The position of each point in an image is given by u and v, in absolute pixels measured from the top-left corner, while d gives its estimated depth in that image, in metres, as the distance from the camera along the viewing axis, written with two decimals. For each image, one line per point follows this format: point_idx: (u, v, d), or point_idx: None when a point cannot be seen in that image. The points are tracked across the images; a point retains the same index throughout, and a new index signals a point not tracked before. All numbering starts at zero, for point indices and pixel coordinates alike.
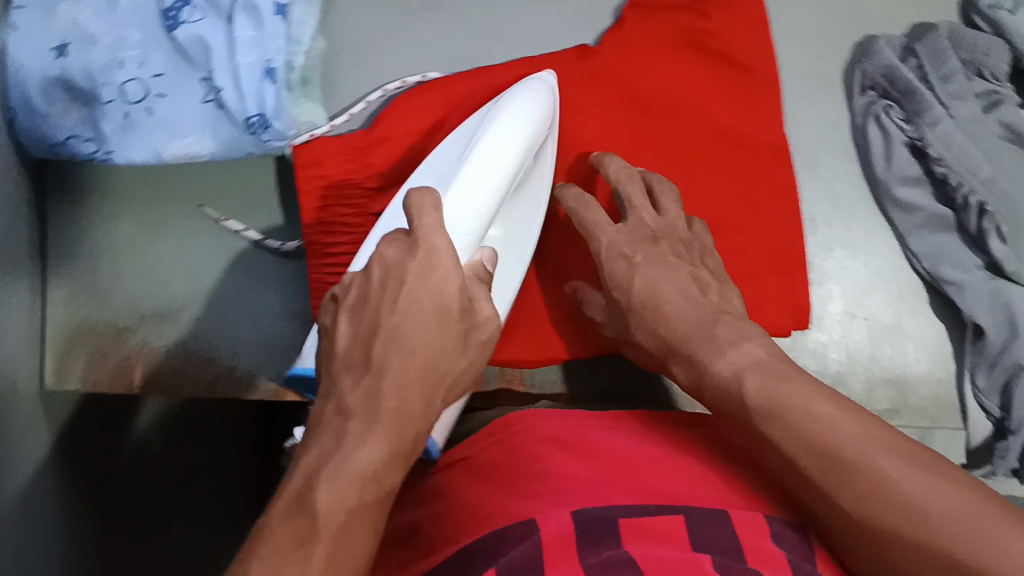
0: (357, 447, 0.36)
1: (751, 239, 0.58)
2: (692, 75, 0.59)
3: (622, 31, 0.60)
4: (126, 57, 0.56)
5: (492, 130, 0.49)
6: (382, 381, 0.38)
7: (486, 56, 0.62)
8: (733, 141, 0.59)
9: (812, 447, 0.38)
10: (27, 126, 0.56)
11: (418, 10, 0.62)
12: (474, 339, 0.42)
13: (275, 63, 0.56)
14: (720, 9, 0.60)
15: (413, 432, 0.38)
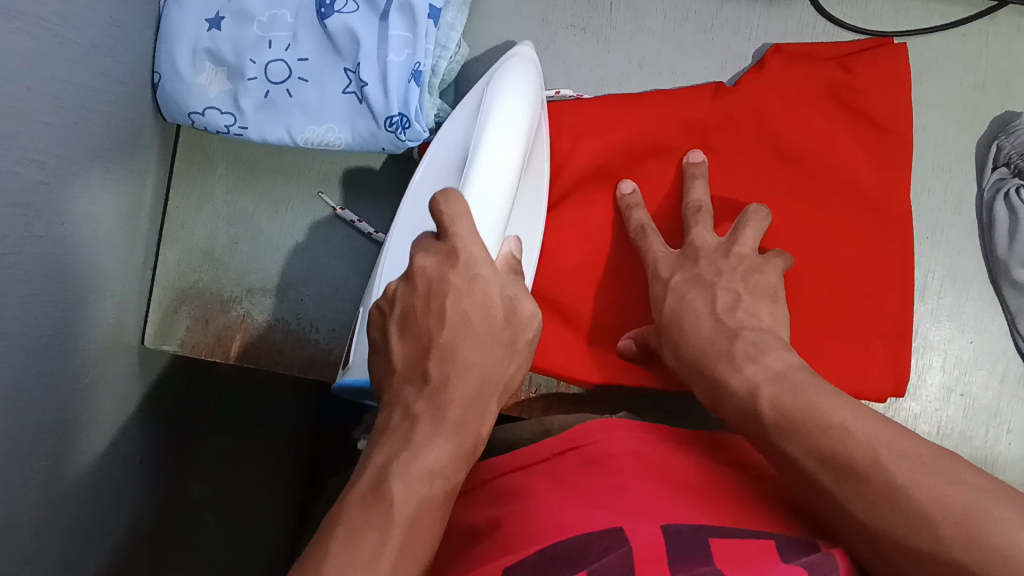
0: (425, 443, 0.37)
1: (863, 298, 0.59)
2: (828, 128, 0.60)
3: (764, 72, 0.60)
4: (275, 38, 0.58)
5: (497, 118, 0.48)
6: (444, 392, 0.39)
7: (622, 83, 0.62)
8: (860, 199, 0.60)
9: (824, 456, 0.39)
10: (170, 91, 0.58)
11: (562, 28, 0.62)
12: (519, 344, 0.43)
13: (423, 66, 0.56)
14: (868, 68, 0.60)
15: (471, 432, 0.40)
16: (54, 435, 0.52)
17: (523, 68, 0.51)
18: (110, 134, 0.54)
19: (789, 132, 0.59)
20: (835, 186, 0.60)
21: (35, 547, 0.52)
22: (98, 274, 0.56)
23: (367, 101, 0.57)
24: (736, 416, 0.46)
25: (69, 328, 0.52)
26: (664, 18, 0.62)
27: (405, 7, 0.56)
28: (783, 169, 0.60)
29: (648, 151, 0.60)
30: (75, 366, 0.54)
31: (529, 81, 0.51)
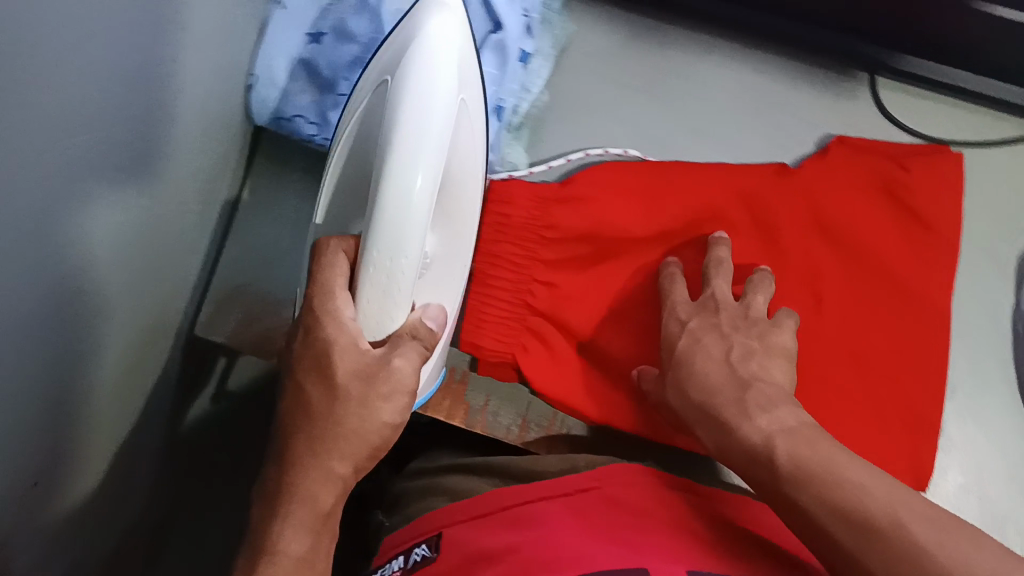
0: (275, 539, 0.40)
1: (893, 391, 0.60)
2: (877, 219, 0.62)
3: (825, 161, 0.63)
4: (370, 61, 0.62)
5: (408, 100, 0.36)
6: (295, 468, 0.41)
7: (689, 147, 0.65)
8: (900, 294, 0.61)
9: (837, 509, 0.38)
10: (261, 95, 0.61)
11: (635, 90, 0.66)
12: (380, 389, 0.42)
13: (505, 103, 0.60)
14: (923, 168, 0.63)
15: (324, 504, 0.41)
16: (120, 392, 0.53)
17: (432, 42, 0.38)
18: (218, 112, 0.56)
19: (843, 215, 0.62)
20: (879, 274, 0.61)
21: (77, 507, 0.51)
22: (180, 242, 0.56)
23: None
24: (744, 461, 0.46)
25: (150, 291, 0.53)
26: (733, 96, 0.66)
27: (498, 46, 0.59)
28: (831, 250, 0.62)
29: (704, 218, 0.62)
30: (149, 332, 0.55)
31: (442, 58, 0.38)
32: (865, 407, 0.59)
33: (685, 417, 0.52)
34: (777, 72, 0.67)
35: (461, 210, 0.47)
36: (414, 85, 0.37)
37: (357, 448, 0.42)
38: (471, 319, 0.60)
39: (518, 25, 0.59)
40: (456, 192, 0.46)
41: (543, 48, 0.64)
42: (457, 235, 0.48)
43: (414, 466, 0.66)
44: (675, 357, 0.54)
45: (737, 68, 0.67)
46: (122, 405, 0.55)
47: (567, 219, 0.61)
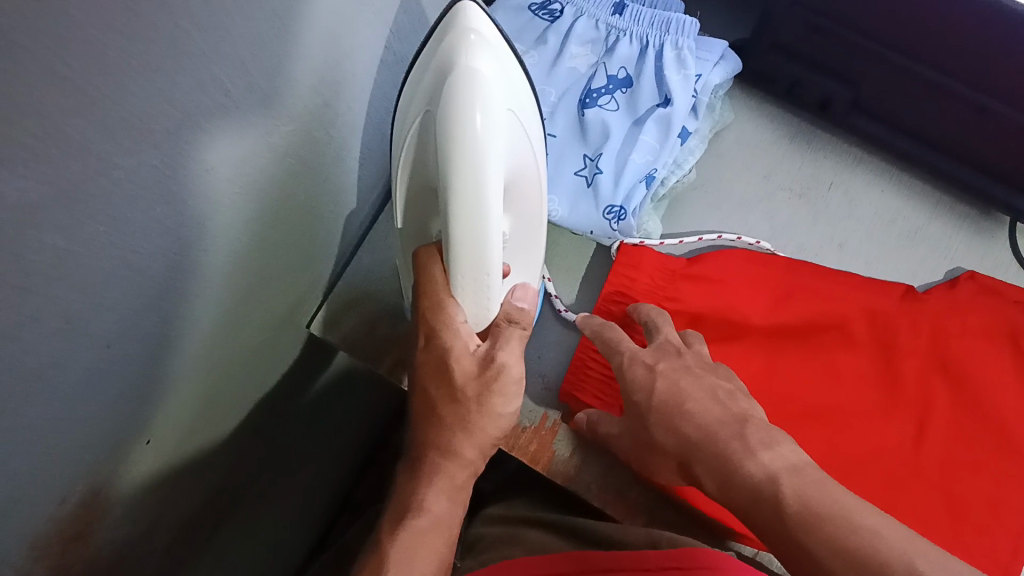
0: (420, 500, 0.45)
1: (978, 528, 0.59)
2: (993, 362, 0.62)
3: (955, 293, 0.64)
4: (535, 110, 0.64)
5: (458, 118, 0.38)
6: (432, 449, 0.46)
7: (820, 253, 0.66)
8: (1005, 439, 0.61)
9: (848, 555, 0.38)
10: None
11: (779, 189, 0.68)
12: (493, 387, 0.46)
13: (657, 173, 0.63)
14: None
15: (457, 479, 0.46)
16: (229, 362, 0.57)
17: (472, 72, 0.39)
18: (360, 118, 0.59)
19: (962, 353, 0.62)
20: (992, 417, 0.61)
21: (175, 460, 0.55)
22: (307, 234, 0.59)
23: (596, 187, 0.62)
24: (749, 502, 0.44)
25: (270, 271, 0.56)
26: (874, 212, 0.68)
27: (662, 120, 0.62)
28: (947, 387, 0.62)
29: (827, 325, 0.63)
30: (266, 311, 0.59)
31: (486, 83, 0.39)
32: (944, 532, 0.58)
33: (682, 456, 0.49)
34: (921, 197, 0.68)
35: (533, 219, 0.50)
36: (463, 107, 0.38)
37: (479, 438, 0.47)
38: (577, 369, 0.65)
39: (686, 102, 0.61)
40: (527, 198, 0.48)
41: (702, 130, 0.66)
42: (525, 244, 0.51)
43: (488, 512, 0.71)
44: (659, 398, 0.52)
45: (883, 185, 0.68)
46: (227, 375, 0.57)
47: (684, 294, 0.63)
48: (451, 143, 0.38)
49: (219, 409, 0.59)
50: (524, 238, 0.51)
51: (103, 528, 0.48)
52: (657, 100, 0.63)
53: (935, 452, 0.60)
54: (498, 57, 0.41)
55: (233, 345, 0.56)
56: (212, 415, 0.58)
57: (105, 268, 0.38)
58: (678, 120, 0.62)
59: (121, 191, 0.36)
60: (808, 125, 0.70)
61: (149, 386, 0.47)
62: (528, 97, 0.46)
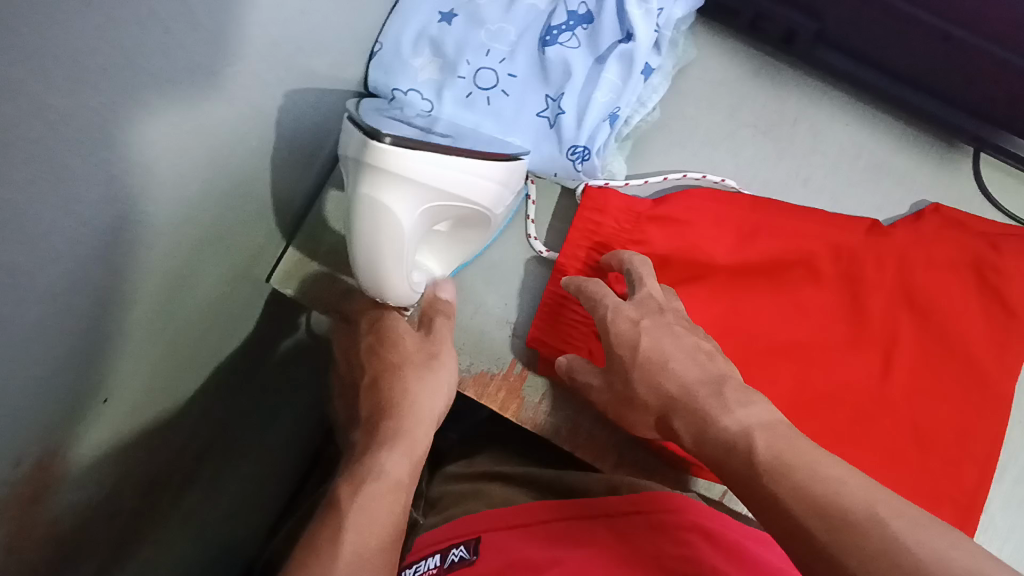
0: (377, 459, 0.49)
1: (942, 464, 0.60)
2: (957, 294, 0.62)
3: (919, 223, 0.64)
4: (494, 50, 0.63)
5: (366, 251, 0.47)
6: (383, 414, 0.52)
7: (785, 190, 0.66)
8: (969, 370, 0.61)
9: (814, 503, 0.35)
10: (384, 64, 0.63)
11: (745, 125, 0.67)
12: (434, 361, 0.56)
13: (620, 112, 0.61)
14: (1015, 252, 0.62)
15: (417, 449, 0.50)
16: (186, 316, 0.55)
17: (378, 212, 0.45)
18: (314, 63, 0.57)
19: (931, 289, 0.62)
20: (956, 354, 0.62)
21: (135, 422, 0.53)
22: (260, 184, 0.57)
23: (559, 128, 0.61)
24: (721, 458, 0.42)
25: (223, 223, 0.54)
26: (840, 149, 0.67)
27: (624, 57, 0.60)
28: (913, 323, 0.62)
29: (793, 261, 0.63)
30: (222, 264, 0.57)
31: (387, 229, 0.46)
32: (907, 467, 0.59)
33: (662, 411, 0.48)
34: (887, 131, 0.67)
35: (476, 218, 0.56)
36: (367, 242, 0.46)
37: (426, 401, 0.53)
38: (549, 316, 0.63)
39: (650, 38, 0.59)
40: (469, 213, 0.54)
41: (666, 67, 0.64)
42: (473, 229, 0.58)
43: (451, 470, 0.70)
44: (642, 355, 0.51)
45: (848, 118, 0.67)
46: (185, 334, 0.56)
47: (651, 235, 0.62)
48: (362, 265, 0.48)
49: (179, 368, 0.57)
50: (469, 231, 0.58)
51: (63, 492, 0.47)
52: (619, 36, 0.61)
53: (902, 388, 0.61)
54: (410, 184, 0.45)
55: (187, 299, 0.54)
56: (171, 376, 0.56)
57: (46, 216, 0.36)
58: (640, 57, 0.60)
59: (54, 136, 0.34)
60: (773, 61, 0.68)
61: (101, 342, 0.45)
62: (460, 165, 0.48)
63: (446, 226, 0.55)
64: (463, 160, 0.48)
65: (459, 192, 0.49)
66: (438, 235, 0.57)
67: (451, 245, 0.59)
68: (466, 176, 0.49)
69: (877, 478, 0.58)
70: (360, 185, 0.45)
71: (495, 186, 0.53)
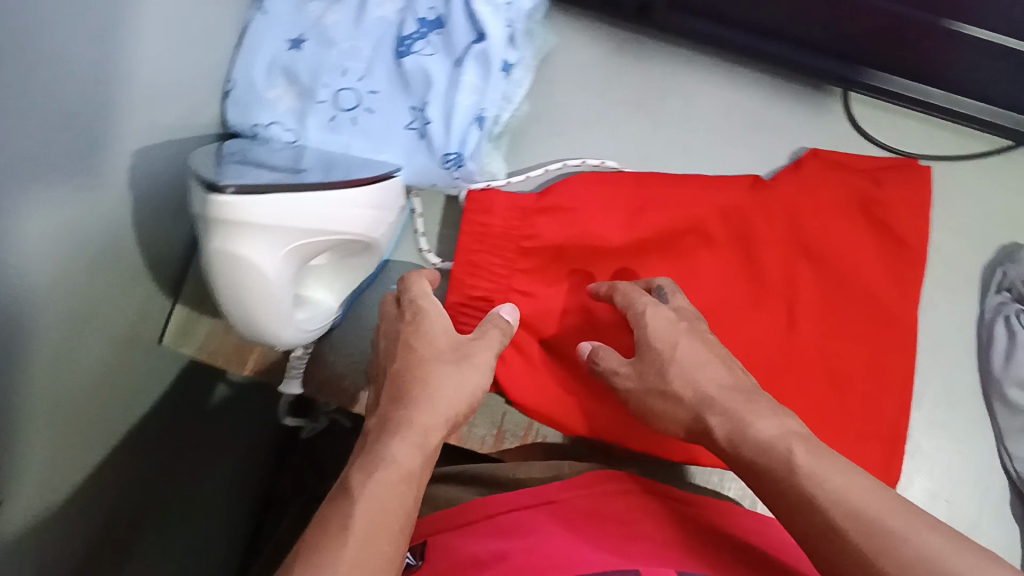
0: (389, 450, 0.47)
1: (863, 404, 0.61)
2: (853, 238, 0.63)
3: (800, 173, 0.64)
4: (351, 68, 0.61)
5: (230, 299, 0.46)
6: (406, 405, 0.50)
7: (667, 161, 0.66)
8: (874, 309, 0.62)
9: (854, 516, 0.41)
10: (240, 101, 0.61)
11: (618, 103, 0.66)
12: (473, 357, 0.54)
13: (487, 113, 0.60)
14: (896, 183, 0.63)
15: (430, 439, 0.49)
16: (80, 403, 0.53)
17: (229, 261, 0.44)
18: (161, 117, 0.54)
19: (824, 236, 0.63)
20: (857, 293, 0.62)
21: (46, 526, 0.51)
22: (126, 251, 0.55)
23: (428, 138, 0.60)
24: (759, 455, 0.46)
25: (96, 300, 0.52)
26: (714, 110, 0.66)
27: (481, 57, 0.59)
28: (811, 270, 0.63)
29: (686, 231, 0.63)
30: (105, 341, 0.55)
31: (241, 274, 0.45)
32: (830, 413, 0.60)
33: (698, 408, 0.51)
34: (755, 85, 0.67)
35: (354, 245, 0.55)
36: (228, 292, 0.46)
37: (451, 391, 0.51)
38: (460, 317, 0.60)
39: (502, 34, 0.59)
40: (345, 244, 0.53)
41: (525, 58, 0.63)
42: (354, 256, 0.57)
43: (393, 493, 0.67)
44: (679, 353, 0.52)
45: (717, 79, 0.67)
46: (82, 421, 0.54)
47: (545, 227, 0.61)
48: (231, 314, 0.47)
49: (87, 459, 0.55)
50: (348, 258, 0.57)
51: None
52: (472, 37, 0.59)
53: (813, 339, 0.62)
54: (256, 230, 0.44)
55: (76, 387, 0.52)
56: (79, 469, 0.54)
57: None
58: (496, 55, 0.59)
59: None
60: (632, 35, 0.67)
61: None
62: (311, 201, 0.47)
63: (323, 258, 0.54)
64: (316, 195, 0.47)
65: (320, 227, 0.48)
66: (321, 262, 0.56)
67: (341, 272, 0.58)
68: (322, 210, 0.48)
69: (811, 432, 0.60)
70: (209, 236, 0.44)
71: (364, 211, 0.52)
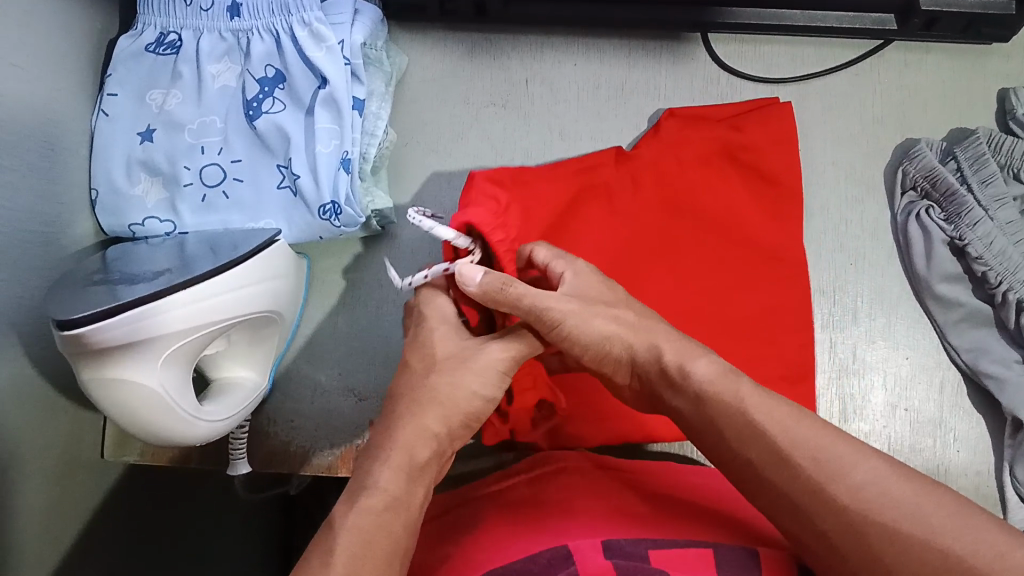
0: (371, 478, 0.42)
1: (769, 347, 0.60)
2: (724, 186, 0.62)
3: (658, 134, 0.63)
4: (208, 144, 0.60)
5: (120, 418, 0.48)
6: (395, 428, 0.44)
7: (546, 149, 0.65)
8: (760, 253, 0.62)
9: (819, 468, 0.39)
10: (107, 205, 0.60)
11: (485, 105, 0.65)
12: (483, 364, 0.47)
13: (351, 154, 0.58)
14: (757, 124, 0.62)
15: (418, 456, 0.43)
16: (14, 552, 0.52)
17: (95, 384, 0.46)
18: (23, 238, 0.53)
19: (692, 190, 0.62)
20: (734, 237, 0.62)
21: None
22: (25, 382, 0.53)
23: (301, 194, 0.59)
24: (719, 422, 0.43)
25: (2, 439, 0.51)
26: (581, 89, 0.66)
27: (330, 101, 0.58)
28: (693, 228, 0.62)
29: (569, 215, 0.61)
30: (30, 478, 0.54)
31: (112, 392, 0.46)
32: (749, 352, 0.60)
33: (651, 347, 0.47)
34: (615, 53, 0.66)
35: (253, 322, 0.54)
36: (115, 413, 0.47)
37: (449, 407, 0.45)
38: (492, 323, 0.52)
39: (342, 75, 0.58)
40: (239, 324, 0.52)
41: (377, 89, 0.62)
42: (260, 330, 0.56)
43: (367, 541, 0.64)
44: (621, 297, 0.49)
45: (575, 58, 0.66)
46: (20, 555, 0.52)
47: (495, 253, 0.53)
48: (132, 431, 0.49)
49: None
50: (258, 332, 0.56)
51: None
52: (316, 83, 0.59)
53: (711, 292, 0.61)
54: (111, 351, 0.45)
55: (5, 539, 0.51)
56: None
57: None
58: (344, 94, 0.58)
59: None
60: (482, 35, 0.66)
61: None
62: (168, 306, 0.46)
63: (222, 342, 0.54)
64: (174, 297, 0.47)
65: (189, 324, 0.48)
66: (220, 348, 0.55)
67: (257, 346, 0.57)
68: (189, 306, 0.47)
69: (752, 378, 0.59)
70: (83, 364, 0.46)
71: (246, 289, 0.51)
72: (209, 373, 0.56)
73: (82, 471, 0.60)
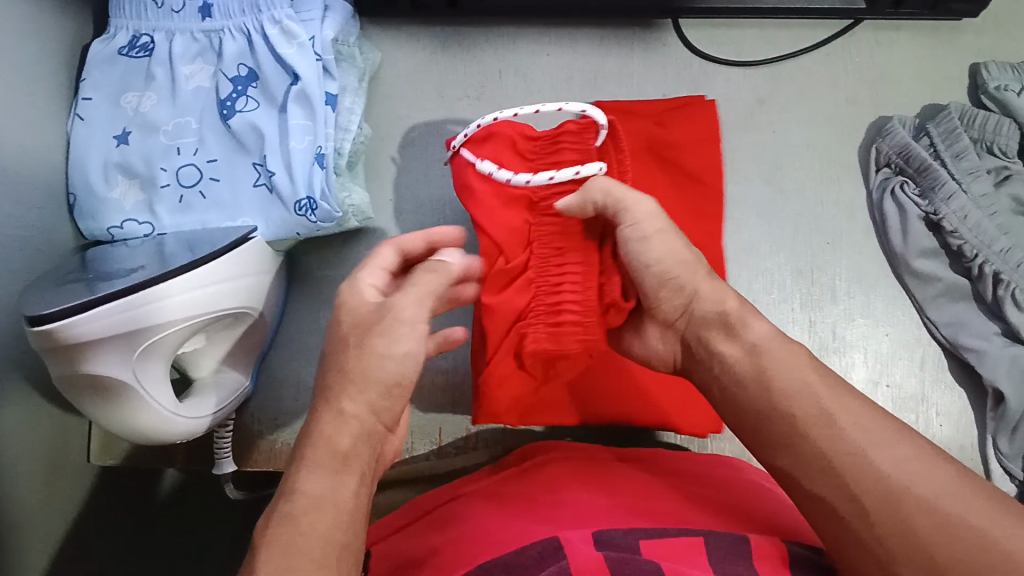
0: (293, 481, 0.38)
1: None
2: (646, 181, 0.61)
3: None
4: (183, 144, 0.60)
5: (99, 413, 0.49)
6: (315, 424, 0.40)
7: None
8: None
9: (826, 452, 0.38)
10: (85, 209, 0.60)
11: (460, 97, 0.66)
12: (397, 326, 0.41)
13: (325, 149, 0.59)
14: (681, 121, 0.61)
15: (341, 445, 0.39)
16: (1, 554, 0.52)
17: (65, 379, 0.47)
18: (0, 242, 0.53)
19: None
20: None
21: None
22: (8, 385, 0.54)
23: (277, 190, 0.59)
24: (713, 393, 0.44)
25: None
26: (555, 78, 0.66)
27: (302, 97, 0.59)
28: None
29: None
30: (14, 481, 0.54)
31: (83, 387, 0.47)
32: None
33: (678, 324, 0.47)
34: (588, 42, 0.67)
35: (228, 319, 0.54)
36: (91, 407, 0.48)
37: (368, 390, 0.40)
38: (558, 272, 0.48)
39: (313, 70, 0.58)
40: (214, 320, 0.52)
41: (349, 84, 0.62)
42: (236, 325, 0.56)
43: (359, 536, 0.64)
44: None
45: (548, 48, 0.67)
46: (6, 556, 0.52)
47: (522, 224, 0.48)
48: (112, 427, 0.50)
49: None
50: (236, 329, 0.56)
51: None
52: (288, 80, 0.59)
53: None
54: (80, 349, 0.45)
55: None
56: None
57: None
58: (316, 90, 0.58)
59: None
60: (455, 28, 0.67)
61: None
62: (136, 303, 0.47)
63: (199, 338, 0.54)
64: (141, 294, 0.47)
65: (160, 320, 0.48)
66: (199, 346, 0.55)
67: (236, 342, 0.57)
68: (158, 303, 0.48)
69: None
70: (52, 362, 0.46)
71: (219, 283, 0.51)
72: (190, 372, 0.57)
73: (69, 474, 0.60)
